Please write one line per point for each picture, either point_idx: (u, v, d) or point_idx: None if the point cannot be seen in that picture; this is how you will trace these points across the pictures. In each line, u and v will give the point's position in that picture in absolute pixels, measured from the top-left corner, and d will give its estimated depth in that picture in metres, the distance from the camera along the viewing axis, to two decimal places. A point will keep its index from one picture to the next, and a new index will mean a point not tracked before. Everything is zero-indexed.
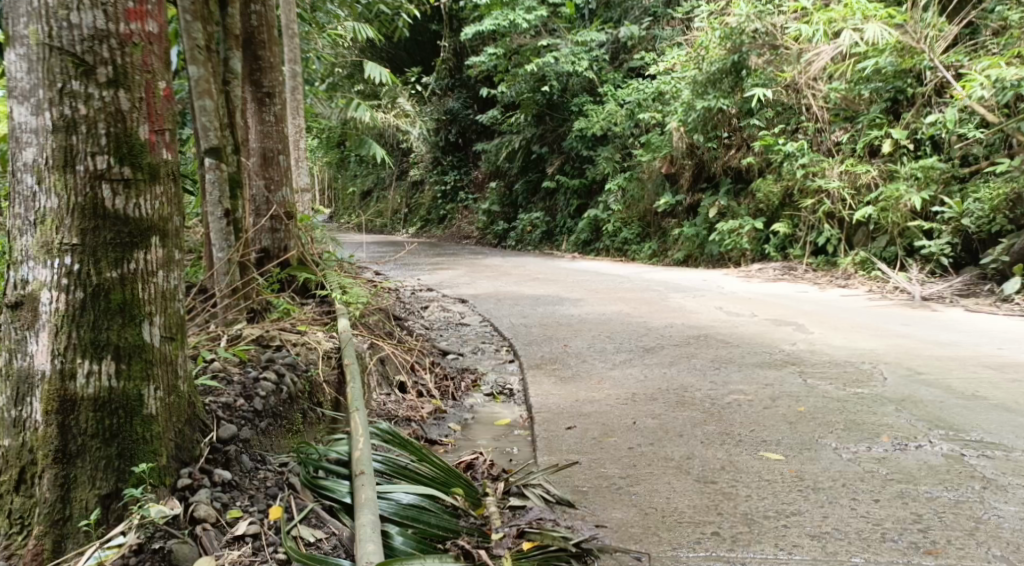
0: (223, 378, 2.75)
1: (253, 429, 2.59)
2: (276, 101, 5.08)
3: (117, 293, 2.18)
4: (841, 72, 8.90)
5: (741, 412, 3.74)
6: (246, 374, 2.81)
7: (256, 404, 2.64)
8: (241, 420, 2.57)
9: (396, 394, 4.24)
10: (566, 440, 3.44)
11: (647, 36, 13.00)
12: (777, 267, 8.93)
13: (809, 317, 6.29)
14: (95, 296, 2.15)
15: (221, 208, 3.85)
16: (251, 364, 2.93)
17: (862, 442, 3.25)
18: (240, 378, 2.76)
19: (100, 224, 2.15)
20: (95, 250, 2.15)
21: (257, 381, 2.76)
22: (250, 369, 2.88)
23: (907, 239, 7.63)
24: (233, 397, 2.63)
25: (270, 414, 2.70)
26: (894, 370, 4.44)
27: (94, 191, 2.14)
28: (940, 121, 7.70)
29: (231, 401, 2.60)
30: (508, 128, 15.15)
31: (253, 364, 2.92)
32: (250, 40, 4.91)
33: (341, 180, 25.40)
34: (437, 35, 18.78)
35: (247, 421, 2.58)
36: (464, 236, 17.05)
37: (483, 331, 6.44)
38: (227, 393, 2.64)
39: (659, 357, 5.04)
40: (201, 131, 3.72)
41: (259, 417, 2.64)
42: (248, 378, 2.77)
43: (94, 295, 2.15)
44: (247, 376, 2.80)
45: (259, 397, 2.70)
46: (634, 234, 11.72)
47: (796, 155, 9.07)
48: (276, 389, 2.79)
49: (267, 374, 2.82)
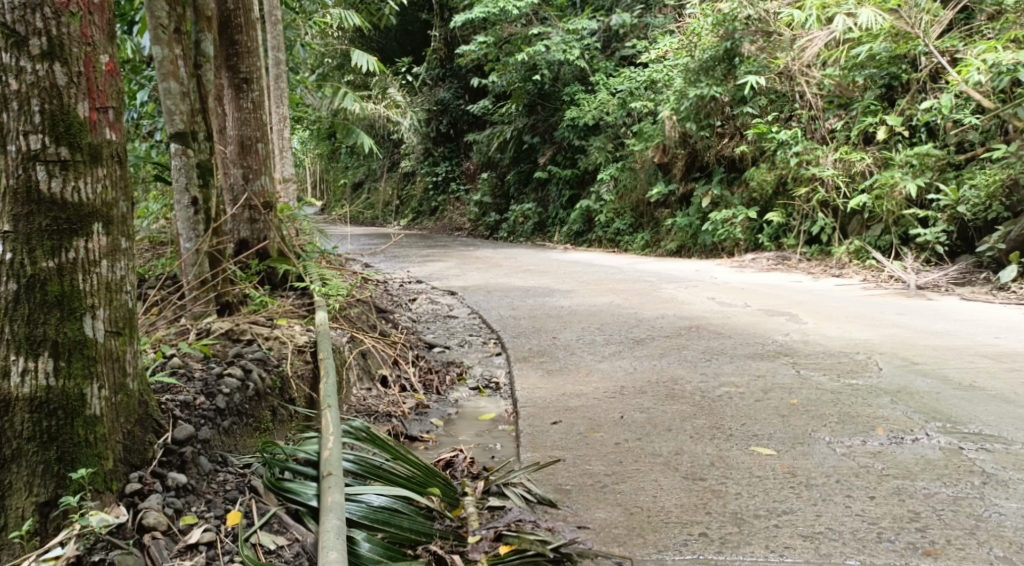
0: (183, 375, 2.66)
1: (215, 428, 2.48)
2: (254, 87, 4.92)
3: (54, 285, 2.07)
4: (835, 58, 8.79)
5: (732, 406, 3.62)
6: (209, 370, 2.71)
7: (218, 401, 2.52)
8: (202, 419, 2.45)
9: (377, 389, 4.11)
10: (551, 436, 3.31)
11: (639, 25, 12.87)
12: (771, 256, 8.80)
13: (803, 307, 6.17)
14: (29, 287, 2.04)
15: (188, 196, 3.73)
16: (215, 360, 2.83)
17: (857, 436, 3.13)
18: (202, 375, 2.66)
19: (33, 210, 2.05)
20: (29, 238, 2.04)
21: (220, 378, 2.66)
22: (214, 365, 2.77)
23: (902, 227, 7.51)
24: (193, 395, 2.51)
25: (235, 412, 2.59)
26: (889, 361, 4.33)
27: (27, 173, 2.04)
28: (935, 107, 7.59)
29: (190, 399, 2.48)
30: (500, 118, 14.98)
31: (217, 359, 2.83)
32: (227, 24, 4.74)
33: (333, 173, 25.18)
34: (428, 25, 18.62)
35: (208, 419, 2.46)
36: (455, 228, 16.88)
37: (471, 323, 6.32)
38: (186, 391, 2.53)
39: (649, 349, 4.92)
40: (166, 115, 3.62)
41: (221, 416, 2.52)
42: (211, 375, 2.67)
43: (28, 286, 2.04)
44: (209, 372, 2.70)
45: (222, 394, 2.57)
46: (627, 224, 11.58)
47: (790, 143, 8.95)
48: (242, 385, 2.68)
49: (232, 370, 2.71)
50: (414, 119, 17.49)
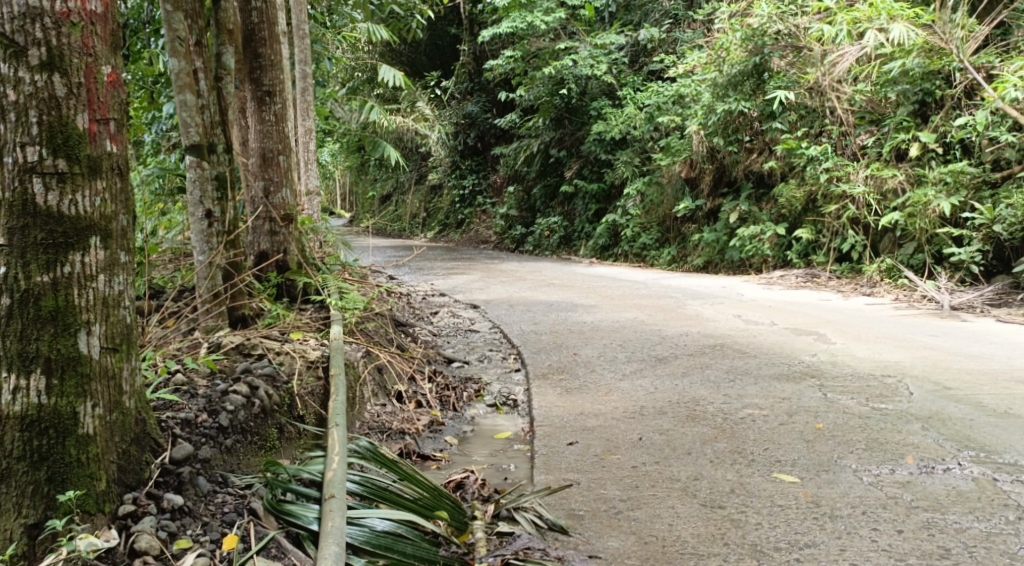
0: (186, 393, 2.66)
1: (217, 447, 2.48)
2: (277, 100, 4.88)
3: (48, 300, 2.07)
4: (866, 73, 8.65)
5: (755, 429, 3.50)
6: (214, 387, 2.70)
7: (221, 419, 2.53)
8: (202, 437, 2.46)
9: (392, 405, 4.05)
10: (566, 458, 3.22)
11: (668, 39, 12.79)
12: (800, 274, 8.63)
13: (832, 327, 6.02)
14: (23, 302, 2.04)
15: (202, 208, 3.70)
16: (221, 377, 2.82)
17: (884, 464, 3.01)
18: (206, 392, 2.67)
19: (29, 222, 2.05)
20: (24, 251, 2.05)
21: (225, 394, 2.66)
22: (219, 382, 2.77)
23: (935, 246, 7.34)
24: (194, 412, 2.52)
25: (240, 430, 2.58)
26: (921, 385, 4.18)
27: (24, 185, 2.05)
28: (970, 123, 7.42)
29: (191, 417, 2.49)
30: (527, 132, 14.95)
31: (223, 377, 2.82)
32: (250, 38, 4.72)
33: (361, 185, 25.28)
34: (457, 38, 18.69)
35: (210, 438, 2.47)
36: (481, 240, 16.85)
37: (492, 337, 6.25)
38: (188, 408, 2.54)
39: (672, 367, 4.81)
40: (182, 128, 3.59)
41: (224, 434, 2.52)
42: (216, 392, 2.66)
43: (23, 300, 2.04)
44: (214, 389, 2.69)
45: (225, 411, 2.58)
46: (654, 239, 11.45)
47: (819, 159, 8.81)
48: (247, 402, 2.68)
49: (238, 388, 2.70)
50: (442, 132, 17.52)
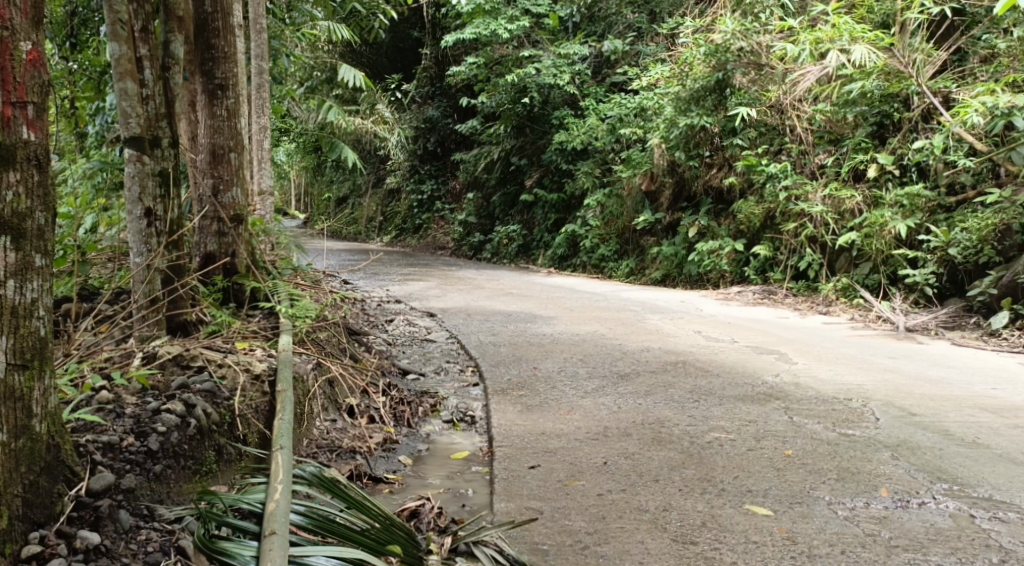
0: (112, 411, 2.50)
1: (144, 475, 2.34)
2: (230, 94, 4.63)
3: None
4: (826, 93, 8.67)
5: (723, 455, 3.37)
6: (145, 405, 2.54)
7: (149, 443, 2.39)
8: (126, 464, 2.32)
9: (343, 421, 3.82)
10: (528, 483, 3.05)
11: (630, 52, 12.77)
12: (757, 290, 8.59)
13: (792, 346, 5.95)
14: None
15: (141, 206, 3.43)
16: (153, 393, 2.64)
17: (858, 496, 2.89)
18: (135, 411, 2.51)
19: None
20: None
21: (157, 414, 2.50)
22: (150, 400, 2.60)
23: (891, 267, 7.34)
24: (119, 435, 2.38)
25: (170, 454, 2.44)
26: (886, 410, 4.10)
27: None
28: (927, 146, 7.46)
29: (115, 441, 2.35)
30: (487, 139, 14.80)
31: (155, 394, 2.64)
32: (203, 28, 4.48)
33: (317, 186, 24.77)
34: (419, 42, 18.48)
35: (136, 465, 2.34)
36: (438, 247, 16.58)
37: (449, 348, 6.04)
38: (112, 431, 2.39)
39: (634, 385, 4.66)
40: (120, 118, 3.33)
41: (151, 460, 2.38)
42: (146, 411, 2.51)
43: None
44: (144, 407, 2.53)
45: (155, 434, 2.44)
46: (612, 251, 11.32)
47: (779, 177, 8.80)
48: (181, 423, 2.52)
49: (171, 406, 2.55)
50: (401, 136, 17.27)
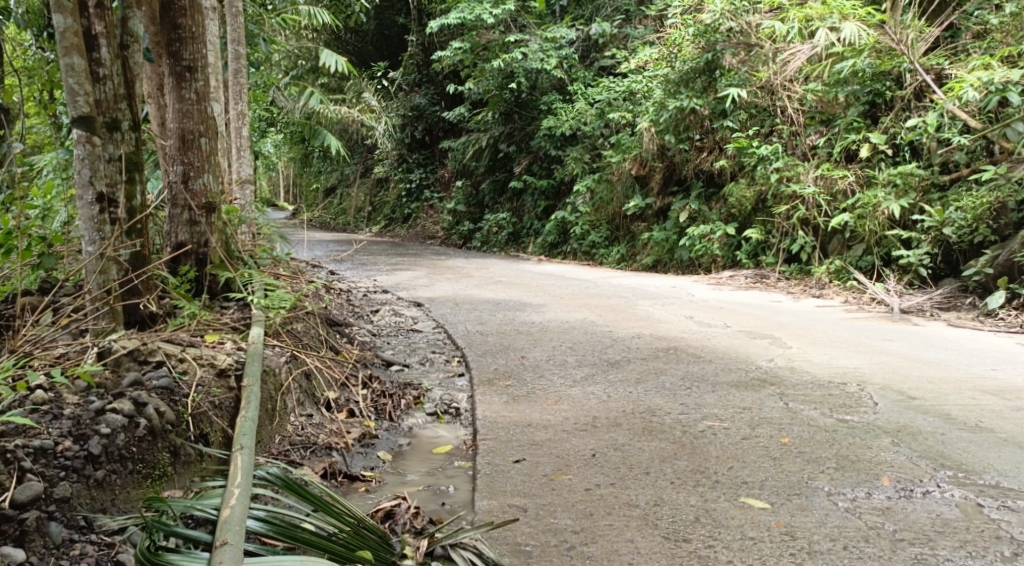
0: (50, 411, 2.40)
1: (82, 482, 2.27)
2: (199, 76, 4.42)
3: None
4: (818, 72, 8.50)
5: (716, 444, 3.21)
6: (87, 405, 2.45)
7: (89, 447, 2.32)
8: (59, 471, 2.25)
9: (319, 416, 3.65)
10: (512, 479, 2.89)
11: (619, 35, 12.57)
12: (749, 275, 8.43)
13: (787, 330, 5.79)
14: None
15: (92, 191, 3.24)
16: (98, 392, 2.55)
17: (858, 486, 2.74)
18: (75, 411, 2.42)
19: None
20: None
21: (100, 415, 2.42)
22: (95, 399, 2.50)
23: (884, 248, 7.20)
24: (56, 439, 2.30)
25: (116, 457, 2.37)
26: (884, 394, 3.95)
27: None
28: (920, 125, 7.31)
29: (49, 446, 2.28)
30: (475, 126, 14.56)
31: (100, 392, 2.55)
32: (168, 7, 4.27)
33: (306, 177, 24.46)
34: (405, 29, 18.21)
35: (73, 471, 2.27)
36: (428, 236, 16.33)
37: (435, 338, 5.87)
38: (46, 435, 2.31)
39: (625, 373, 4.50)
40: (68, 96, 3.13)
41: (91, 465, 2.31)
42: (88, 411, 2.42)
43: None
44: (87, 408, 2.44)
45: (98, 436, 2.36)
46: (602, 237, 11.13)
47: (770, 159, 8.64)
48: (128, 424, 2.44)
49: (117, 406, 2.46)
50: (388, 125, 17.02)
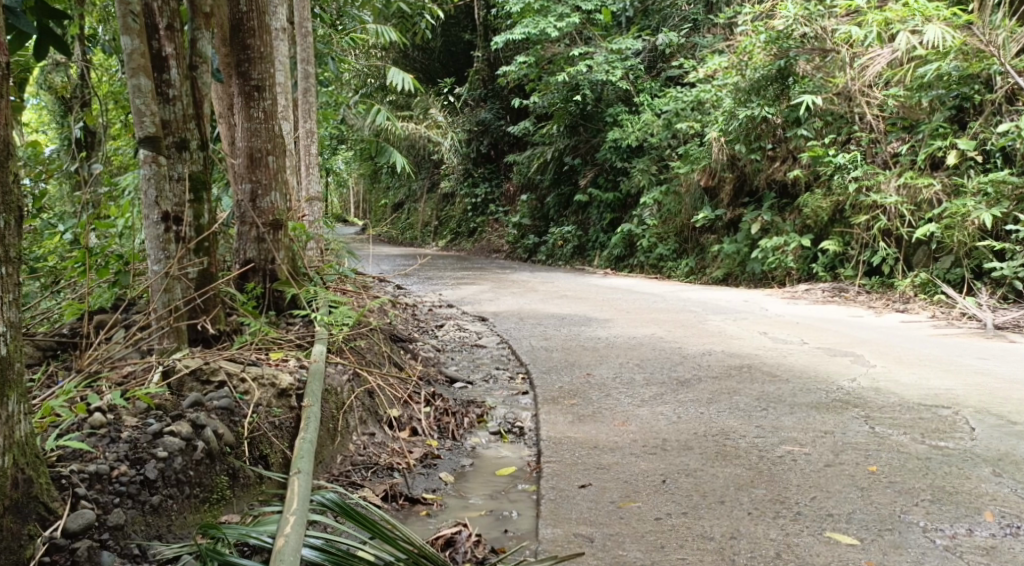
0: (106, 435, 2.45)
1: (137, 508, 2.30)
2: (267, 96, 4.45)
3: None
4: (899, 77, 8.15)
5: (796, 472, 3.02)
6: (144, 428, 2.49)
7: (146, 471, 2.36)
8: (113, 497, 2.28)
9: (382, 435, 3.59)
10: (577, 505, 2.77)
11: (687, 44, 12.38)
12: (826, 288, 8.10)
13: (869, 347, 5.50)
14: None
15: (157, 211, 3.25)
16: (157, 414, 2.59)
17: (957, 521, 2.53)
18: (132, 435, 2.46)
19: None
20: None
21: (157, 438, 2.46)
22: (153, 421, 2.54)
23: (975, 260, 6.84)
24: (112, 463, 2.34)
25: (172, 482, 2.40)
26: (981, 418, 3.68)
27: None
28: (1013, 130, 6.88)
29: (104, 470, 2.31)
30: (540, 139, 14.49)
31: (159, 414, 2.58)
32: (237, 28, 4.31)
33: (375, 193, 24.83)
34: (471, 45, 18.31)
35: (128, 497, 2.30)
36: (493, 250, 16.31)
37: (500, 354, 5.78)
38: (102, 459, 2.35)
39: (697, 392, 4.31)
40: (135, 116, 3.13)
41: (146, 490, 2.34)
42: (145, 435, 2.47)
43: None
44: (143, 431, 2.48)
45: (154, 461, 2.40)
46: (670, 250, 10.91)
47: (848, 168, 8.32)
48: (186, 447, 2.48)
49: (175, 429, 2.50)
50: (454, 140, 17.12)
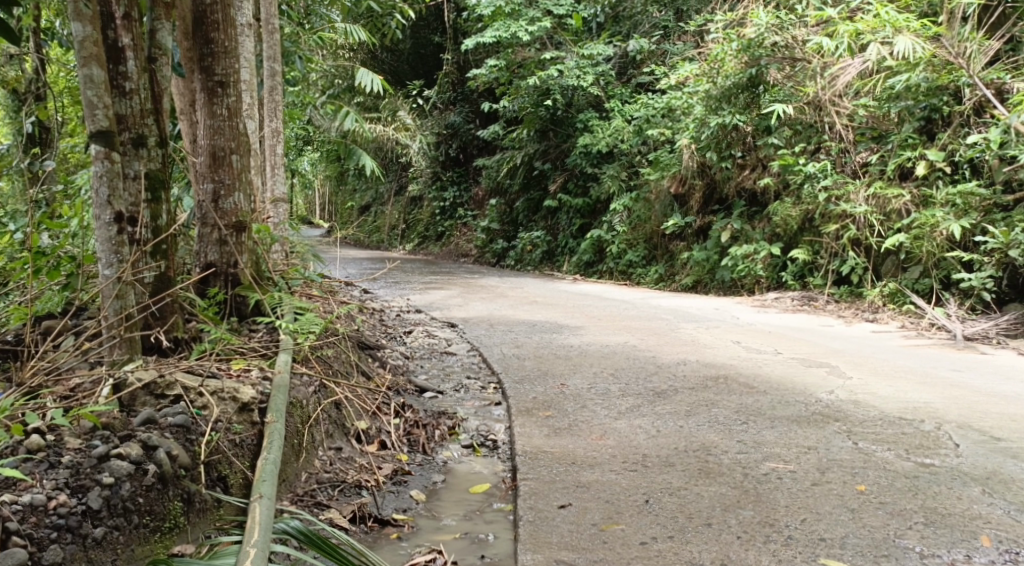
0: (45, 460, 2.28)
1: (77, 543, 2.14)
2: (232, 91, 4.24)
3: None
4: (869, 87, 8.15)
5: (784, 492, 2.90)
6: (89, 451, 2.33)
7: (88, 501, 2.20)
8: (50, 532, 2.11)
9: (349, 449, 3.42)
10: (558, 528, 2.65)
11: (657, 51, 12.32)
12: (795, 296, 8.07)
13: (842, 358, 5.43)
14: None
15: (110, 211, 3.01)
16: (103, 434, 2.42)
17: (955, 546, 2.50)
18: (74, 459, 2.30)
19: None
20: None
21: (101, 462, 2.30)
22: (98, 443, 2.37)
23: (943, 270, 6.83)
24: (50, 492, 2.18)
25: (117, 511, 2.24)
26: (964, 434, 3.61)
27: None
28: (981, 142, 6.88)
29: (41, 501, 2.15)
30: (510, 143, 14.35)
31: (105, 435, 2.41)
32: (200, 21, 4.10)
33: (342, 195, 24.49)
34: (440, 47, 18.12)
35: (67, 531, 2.13)
36: (461, 254, 16.13)
37: (470, 362, 5.61)
38: (38, 488, 2.18)
39: (674, 404, 4.19)
40: (86, 109, 2.92)
41: (90, 520, 2.18)
42: (89, 458, 2.30)
43: None
44: (87, 455, 2.32)
45: (98, 488, 2.24)
46: (640, 256, 10.83)
47: (818, 177, 8.30)
48: (135, 471, 2.32)
49: (123, 451, 2.34)
50: (423, 143, 16.92)
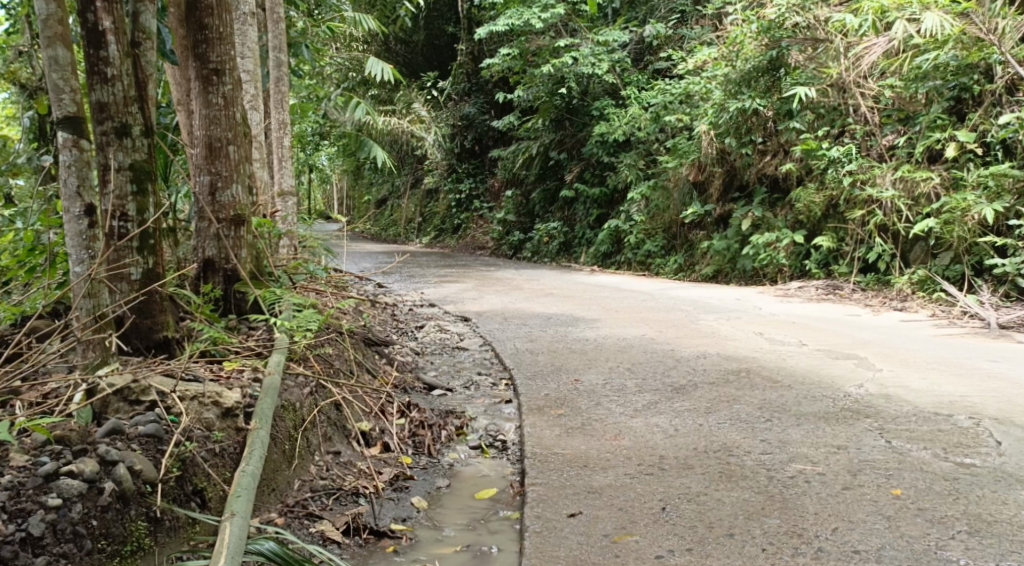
0: None
1: None
2: (228, 80, 4.05)
3: None
4: (896, 66, 7.84)
5: (812, 497, 2.68)
6: (36, 469, 2.20)
7: (29, 528, 2.07)
8: None
9: (349, 452, 3.23)
10: (566, 540, 2.45)
11: (674, 36, 12.04)
12: (820, 285, 7.79)
13: (870, 349, 5.18)
14: None
15: (80, 203, 2.90)
16: (53, 450, 2.29)
17: (1003, 559, 2.27)
18: (18, 479, 2.17)
19: None
20: None
21: (47, 482, 2.17)
22: (47, 459, 2.24)
23: (975, 256, 6.55)
24: None
25: (65, 537, 2.11)
26: (1007, 430, 3.36)
27: None
28: (1015, 122, 6.57)
29: None
30: (525, 133, 14.12)
31: (55, 451, 2.28)
32: (194, 5, 3.90)
33: (358, 189, 24.33)
34: (454, 38, 17.90)
35: None
36: (477, 247, 15.91)
37: (482, 357, 5.41)
38: None
39: (693, 401, 3.97)
40: (52, 94, 2.78)
41: (29, 548, 2.06)
42: (35, 477, 2.17)
43: None
44: (34, 473, 2.18)
45: (41, 512, 2.11)
46: (659, 246, 10.57)
47: (842, 161, 7.99)
48: (87, 491, 2.19)
49: (75, 469, 2.21)
50: (438, 135, 16.70)
